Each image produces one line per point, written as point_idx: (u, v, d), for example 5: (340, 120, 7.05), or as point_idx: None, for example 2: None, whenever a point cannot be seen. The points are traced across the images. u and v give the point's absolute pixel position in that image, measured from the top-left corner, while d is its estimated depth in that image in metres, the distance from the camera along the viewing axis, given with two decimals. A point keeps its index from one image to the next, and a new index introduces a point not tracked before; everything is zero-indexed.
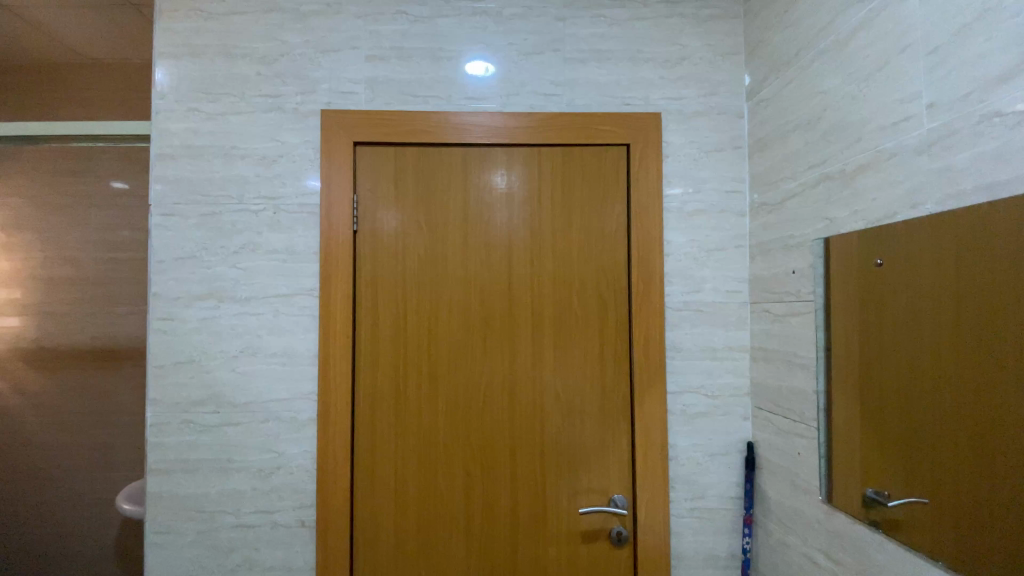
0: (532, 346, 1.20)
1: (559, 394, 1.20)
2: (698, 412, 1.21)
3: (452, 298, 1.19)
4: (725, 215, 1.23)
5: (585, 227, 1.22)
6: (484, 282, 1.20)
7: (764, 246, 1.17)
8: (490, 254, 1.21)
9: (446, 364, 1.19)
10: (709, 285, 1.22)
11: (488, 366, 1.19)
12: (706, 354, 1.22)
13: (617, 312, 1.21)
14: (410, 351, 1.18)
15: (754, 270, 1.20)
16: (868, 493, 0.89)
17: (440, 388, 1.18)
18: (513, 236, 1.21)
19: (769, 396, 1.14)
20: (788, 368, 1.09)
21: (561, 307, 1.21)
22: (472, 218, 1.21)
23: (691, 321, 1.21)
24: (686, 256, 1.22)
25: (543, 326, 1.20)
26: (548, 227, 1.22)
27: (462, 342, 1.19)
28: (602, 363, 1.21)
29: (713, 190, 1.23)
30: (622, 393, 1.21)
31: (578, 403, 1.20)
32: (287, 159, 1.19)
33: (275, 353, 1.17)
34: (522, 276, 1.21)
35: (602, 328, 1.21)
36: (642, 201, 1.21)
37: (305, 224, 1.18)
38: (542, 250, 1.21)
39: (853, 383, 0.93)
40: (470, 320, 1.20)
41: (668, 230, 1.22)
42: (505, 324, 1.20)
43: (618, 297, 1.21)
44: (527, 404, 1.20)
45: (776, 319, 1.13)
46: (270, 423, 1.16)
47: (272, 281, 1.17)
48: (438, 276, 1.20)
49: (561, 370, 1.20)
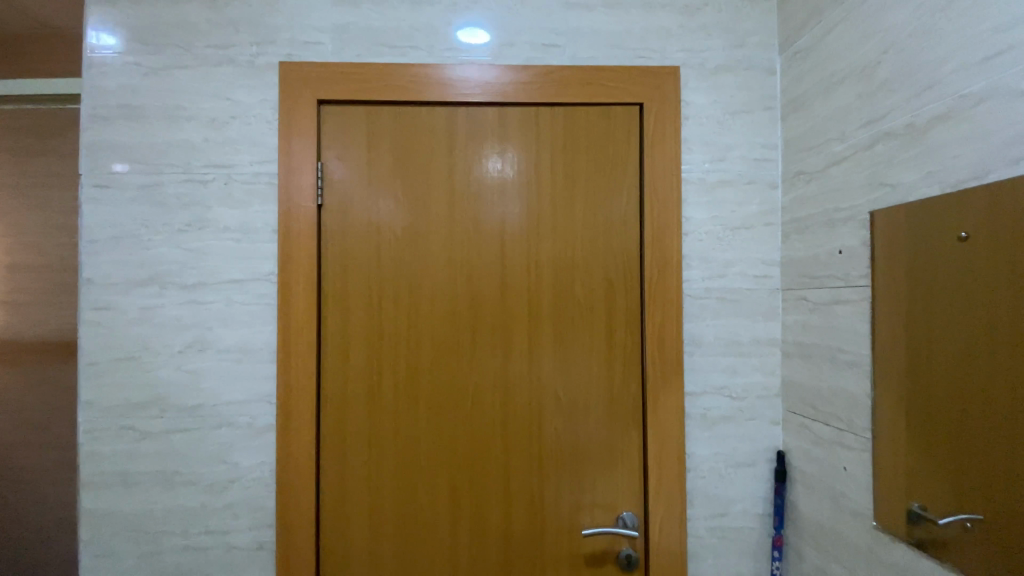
0: (529, 341, 1.03)
1: (560, 398, 1.03)
2: (721, 416, 1.04)
3: (435, 285, 1.02)
4: (754, 188, 1.05)
5: (589, 203, 1.04)
6: (472, 267, 1.03)
7: (801, 222, 0.99)
8: (479, 234, 1.03)
9: (428, 362, 1.02)
10: (735, 269, 1.04)
11: (478, 364, 1.02)
12: (730, 349, 1.04)
13: (628, 302, 1.04)
14: (385, 347, 1.01)
15: (788, 251, 1.02)
16: (911, 508, 0.74)
17: (420, 391, 1.01)
18: (507, 214, 1.04)
19: (805, 398, 0.97)
20: (830, 367, 0.91)
21: (562, 295, 1.04)
22: (458, 192, 1.04)
23: (713, 311, 1.04)
24: (708, 235, 1.04)
25: (541, 317, 1.03)
26: (548, 203, 1.04)
27: (446, 337, 1.02)
28: (611, 361, 1.04)
29: (741, 158, 1.05)
30: (633, 396, 1.04)
31: (583, 408, 1.03)
32: (241, 121, 1.01)
33: (229, 349, 1.00)
34: (517, 260, 1.03)
35: (610, 320, 1.04)
36: (657, 170, 1.04)
37: (262, 197, 1.00)
38: (540, 230, 1.04)
39: (902, 378, 0.76)
40: (455, 310, 1.02)
41: (687, 204, 1.04)
42: (496, 316, 1.03)
43: (630, 284, 1.04)
44: (522, 406, 1.03)
45: (815, 308, 0.94)
46: (223, 429, 1.00)
47: (224, 264, 1.00)
48: (419, 260, 1.02)
49: (563, 370, 1.03)
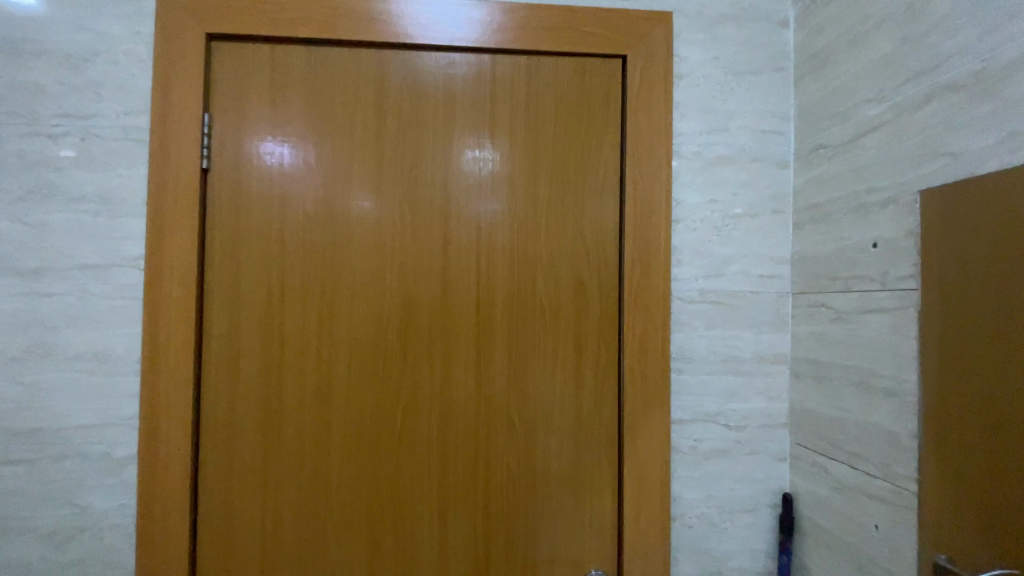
0: (477, 351, 0.81)
1: (515, 424, 0.81)
2: (714, 451, 0.83)
3: (358, 278, 0.80)
4: (760, 166, 0.84)
5: (558, 179, 0.83)
6: (407, 256, 0.80)
7: (820, 209, 0.78)
8: (417, 213, 0.81)
9: (346, 376, 0.79)
10: (735, 267, 0.83)
11: (411, 380, 0.80)
12: (729, 367, 0.83)
13: (603, 305, 0.82)
14: (289, 356, 0.78)
15: (802, 246, 0.82)
16: (935, 559, 0.58)
17: (334, 413, 0.79)
18: (452, 190, 0.82)
19: (823, 432, 0.76)
20: (858, 394, 0.70)
21: (522, 295, 0.82)
22: (390, 160, 0.81)
23: (708, 318, 0.82)
24: (703, 223, 0.83)
25: (494, 321, 0.81)
26: (505, 178, 0.82)
27: (371, 344, 0.80)
28: (580, 378, 0.82)
29: (745, 129, 0.85)
30: (608, 423, 0.82)
31: (544, 437, 0.82)
32: (107, 61, 0.78)
33: (80, 356, 0.76)
34: (465, 248, 0.81)
35: (579, 326, 0.82)
36: (642, 140, 0.82)
37: (131, 160, 0.77)
38: (494, 212, 0.82)
39: (938, 399, 0.59)
40: (384, 311, 0.80)
41: (677, 184, 0.83)
42: (435, 319, 0.81)
43: (606, 283, 0.83)
44: (466, 434, 0.81)
45: (839, 318, 0.74)
46: (70, 461, 0.76)
47: (77, 245, 0.76)
48: (338, 244, 0.79)
49: (520, 389, 0.81)
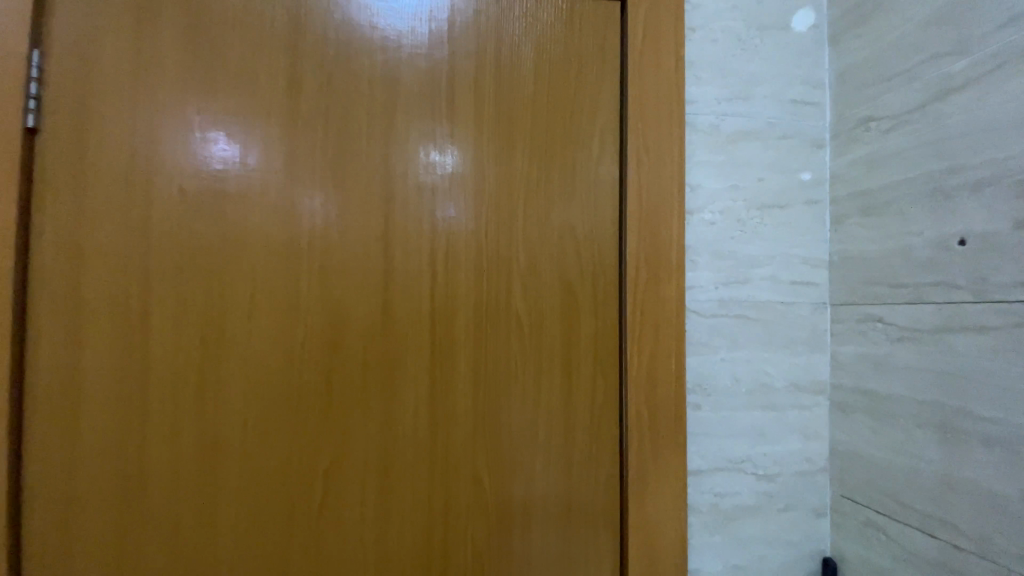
0: (430, 385, 0.60)
1: (483, 482, 0.60)
2: (740, 508, 0.64)
3: (261, 286, 0.57)
4: (791, 145, 0.67)
5: (540, 156, 0.63)
6: (331, 257, 0.58)
7: (872, 197, 0.61)
8: (346, 197, 0.59)
9: (242, 423, 0.56)
10: (763, 272, 0.66)
11: (338, 426, 0.58)
12: (755, 398, 0.65)
13: (599, 321, 0.63)
14: (159, 396, 0.55)
15: (845, 245, 0.65)
16: None
17: (227, 476, 0.56)
18: (396, 167, 0.60)
19: (882, 484, 0.59)
20: (938, 438, 0.53)
21: (493, 308, 0.61)
22: (307, 125, 0.58)
23: (731, 338, 0.65)
24: (722, 216, 0.65)
25: (453, 344, 0.60)
26: (468, 153, 0.61)
27: (280, 377, 0.57)
28: (570, 418, 0.62)
29: (772, 99, 0.67)
30: (606, 477, 0.62)
31: (522, 497, 0.61)
32: None
33: None
34: (415, 246, 0.60)
35: (568, 349, 0.62)
36: (647, 107, 0.63)
37: None
38: (453, 197, 0.61)
39: None
40: (299, 332, 0.57)
41: (690, 165, 0.65)
42: (372, 341, 0.59)
43: (602, 292, 0.63)
44: (417, 497, 0.59)
45: (906, 337, 0.57)
46: None
47: None
48: (233, 238, 0.57)
49: (489, 434, 0.61)
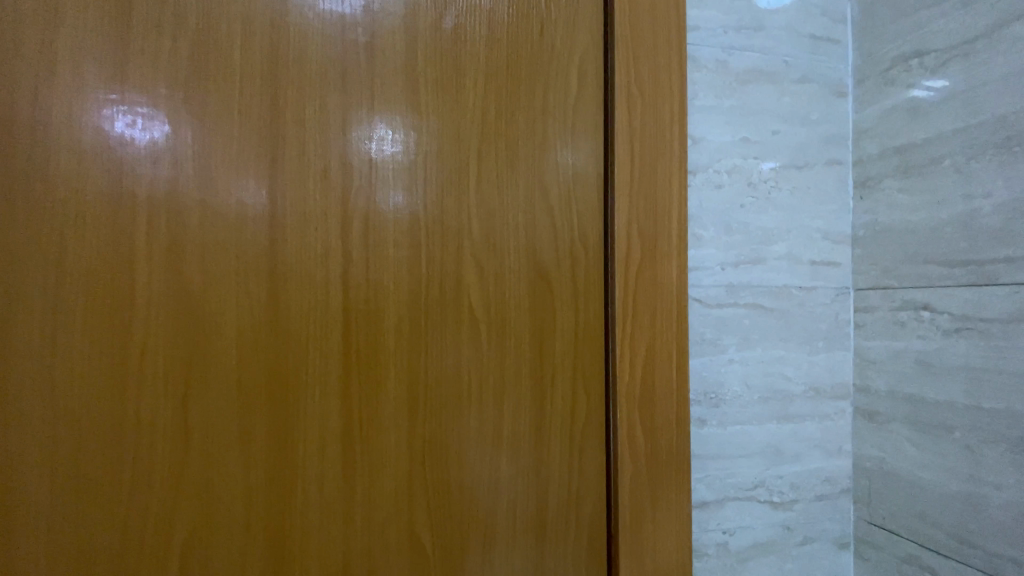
0: (346, 416, 0.43)
1: (426, 543, 0.44)
2: (753, 546, 0.51)
3: (81, 279, 0.38)
4: (809, 92, 0.54)
5: (499, 93, 0.46)
6: (193, 234, 0.40)
7: (917, 153, 0.49)
8: (218, 143, 0.40)
9: (54, 484, 0.38)
10: (778, 249, 0.53)
11: (208, 481, 0.40)
12: (770, 407, 0.52)
13: (579, 318, 0.48)
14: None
15: (876, 215, 0.52)
16: None
17: (33, 564, 0.38)
18: (292, 98, 0.42)
19: (929, 511, 0.47)
20: (1012, 458, 0.42)
21: (435, 304, 0.44)
22: (154, 32, 0.39)
23: (742, 333, 0.51)
24: (730, 179, 0.51)
25: (379, 355, 0.43)
26: (397, 84, 0.44)
27: (114, 414, 0.39)
28: (541, 448, 0.47)
29: (788, 32, 0.53)
30: (591, 519, 0.48)
31: (480, 560, 0.45)
32: None
33: None
34: (322, 215, 0.42)
35: (537, 356, 0.47)
36: (639, 31, 0.48)
37: None
38: (378, 145, 0.44)
39: None
40: (143, 341, 0.39)
41: (692, 112, 0.50)
42: (257, 356, 0.41)
43: (582, 279, 0.48)
44: (328, 563, 0.42)
45: (964, 328, 0.45)
46: None
47: None
48: (37, 204, 0.38)
49: (432, 478, 0.44)
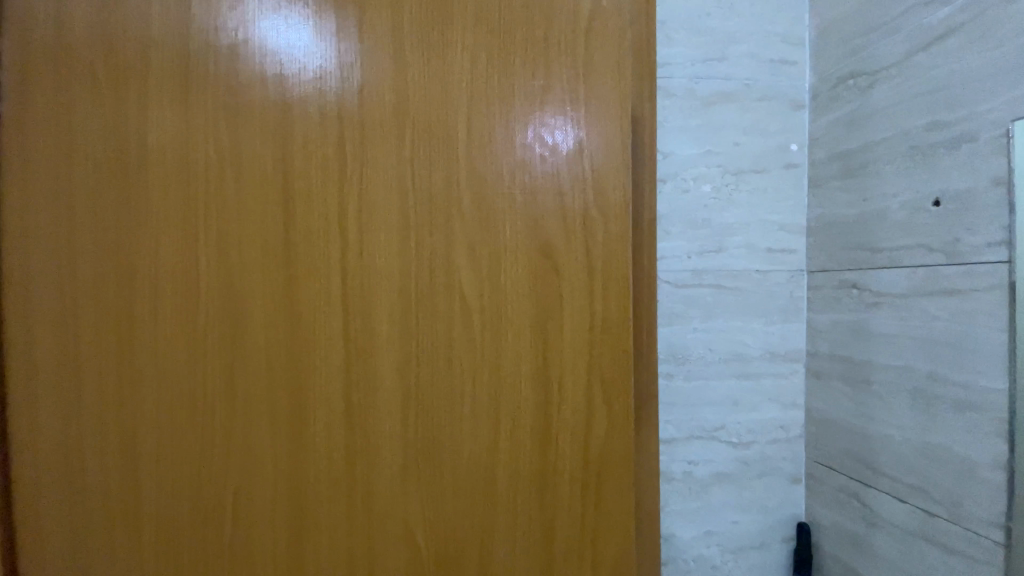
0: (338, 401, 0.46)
1: (421, 552, 0.47)
2: (714, 475, 0.65)
3: (76, 324, 0.43)
4: (769, 108, 0.65)
5: (499, 91, 0.46)
6: (175, 273, 0.43)
7: (851, 159, 0.59)
8: (196, 172, 0.44)
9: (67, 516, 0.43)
10: (739, 240, 0.65)
11: (207, 506, 0.44)
12: (731, 367, 0.65)
13: (549, 331, 0.47)
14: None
15: (824, 209, 0.63)
16: None
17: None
18: (302, 120, 0.44)
19: (852, 449, 0.59)
20: (911, 404, 0.52)
21: (420, 322, 0.46)
22: (178, 67, 0.43)
23: (706, 308, 0.64)
24: (697, 184, 0.64)
25: (367, 357, 0.46)
26: (394, 100, 0.45)
27: (112, 446, 0.43)
28: (518, 462, 0.48)
29: (750, 59, 0.64)
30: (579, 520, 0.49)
31: (475, 571, 0.48)
32: None
33: None
34: (321, 236, 0.45)
35: (504, 375, 0.47)
36: (612, 13, 0.48)
37: None
38: (381, 144, 0.45)
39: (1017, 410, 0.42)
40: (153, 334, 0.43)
41: (663, 132, 0.63)
42: (236, 390, 0.44)
43: (549, 287, 0.47)
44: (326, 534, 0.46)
45: (881, 302, 0.55)
46: None
47: None
48: (32, 248, 0.42)
49: (419, 491, 0.47)
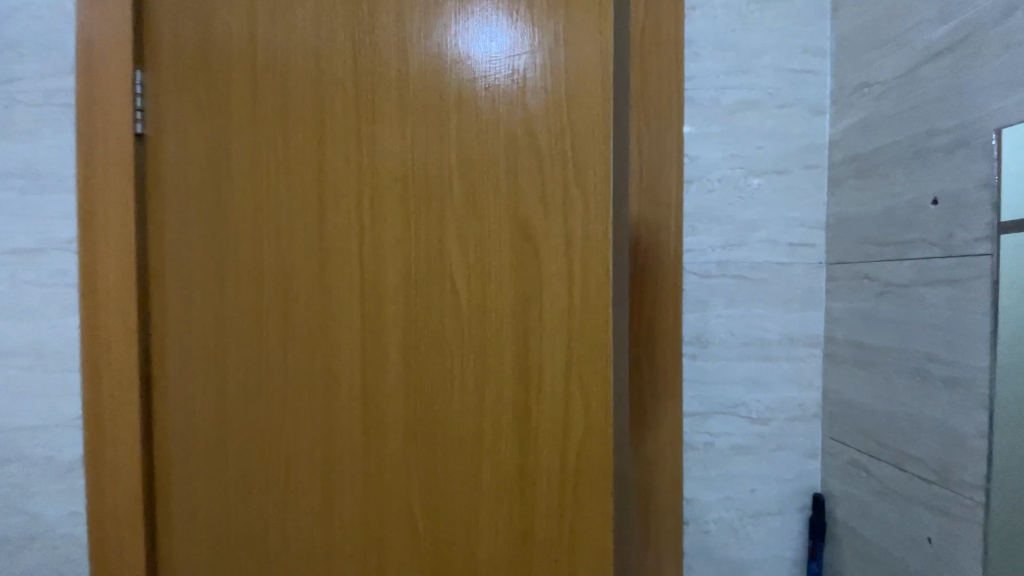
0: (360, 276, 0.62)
1: (414, 504, 0.63)
2: (734, 446, 0.72)
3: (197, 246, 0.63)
4: (791, 114, 0.71)
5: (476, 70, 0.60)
6: (269, 278, 0.63)
7: (864, 160, 0.64)
8: (288, 207, 0.62)
9: (193, 441, 0.64)
10: (761, 234, 0.71)
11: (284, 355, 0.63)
12: (751, 349, 0.72)
13: (524, 343, 0.61)
14: (126, 405, 0.64)
15: (840, 206, 0.69)
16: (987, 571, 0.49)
17: (197, 482, 0.65)
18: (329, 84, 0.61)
19: (862, 425, 0.65)
20: (911, 382, 0.57)
21: (422, 221, 0.61)
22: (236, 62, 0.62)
23: (729, 296, 0.71)
24: (721, 184, 0.71)
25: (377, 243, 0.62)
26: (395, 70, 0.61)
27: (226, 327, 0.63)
28: (494, 444, 0.62)
29: (772, 69, 0.71)
30: (537, 498, 0.62)
31: (483, 413, 0.62)
32: (24, 12, 0.67)
33: (15, 351, 0.67)
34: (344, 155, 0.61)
35: (481, 265, 0.61)
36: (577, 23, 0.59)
37: (57, 126, 0.66)
38: (383, 94, 0.61)
39: (996, 385, 0.48)
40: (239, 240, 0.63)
41: (690, 138, 0.70)
42: (291, 271, 0.63)
43: (525, 310, 0.61)
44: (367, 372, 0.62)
45: (887, 291, 0.61)
46: (12, 466, 0.68)
47: (3, 226, 0.67)
48: (186, 254, 0.63)
49: (416, 457, 0.63)
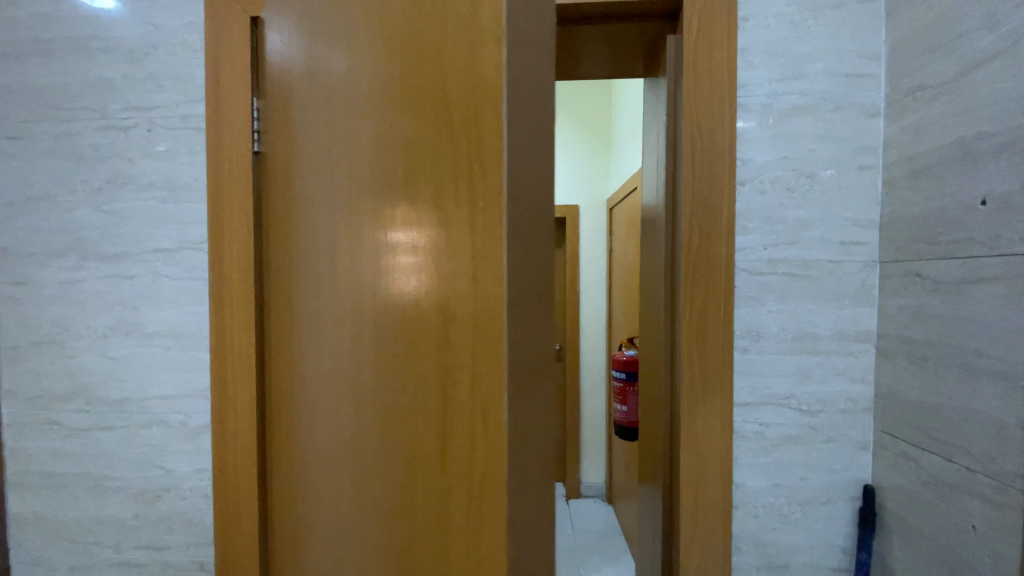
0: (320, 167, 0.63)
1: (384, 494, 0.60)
2: (784, 437, 0.76)
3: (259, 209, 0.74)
4: (844, 117, 0.74)
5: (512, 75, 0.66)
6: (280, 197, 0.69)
7: (917, 161, 0.66)
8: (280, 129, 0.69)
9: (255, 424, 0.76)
10: (813, 234, 0.74)
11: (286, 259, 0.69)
12: (801, 344, 0.75)
13: (458, 369, 0.55)
14: (239, 377, 0.77)
15: (894, 205, 0.71)
16: None
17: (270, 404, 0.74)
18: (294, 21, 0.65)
19: (913, 418, 0.67)
20: (960, 377, 0.59)
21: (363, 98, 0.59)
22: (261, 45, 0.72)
23: (780, 292, 0.75)
24: (773, 185, 0.74)
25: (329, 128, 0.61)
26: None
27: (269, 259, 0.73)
28: (441, 439, 0.57)
29: (824, 74, 0.74)
30: (458, 560, 0.57)
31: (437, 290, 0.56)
32: (163, 51, 0.80)
33: (157, 333, 0.81)
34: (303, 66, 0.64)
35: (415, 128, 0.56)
36: None
37: (190, 146, 0.79)
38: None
39: None
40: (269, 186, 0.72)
41: (743, 143, 0.74)
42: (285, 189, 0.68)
43: (459, 354, 0.55)
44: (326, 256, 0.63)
45: (938, 288, 0.63)
46: (153, 429, 0.82)
47: (149, 230, 0.80)
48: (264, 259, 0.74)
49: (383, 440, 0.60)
